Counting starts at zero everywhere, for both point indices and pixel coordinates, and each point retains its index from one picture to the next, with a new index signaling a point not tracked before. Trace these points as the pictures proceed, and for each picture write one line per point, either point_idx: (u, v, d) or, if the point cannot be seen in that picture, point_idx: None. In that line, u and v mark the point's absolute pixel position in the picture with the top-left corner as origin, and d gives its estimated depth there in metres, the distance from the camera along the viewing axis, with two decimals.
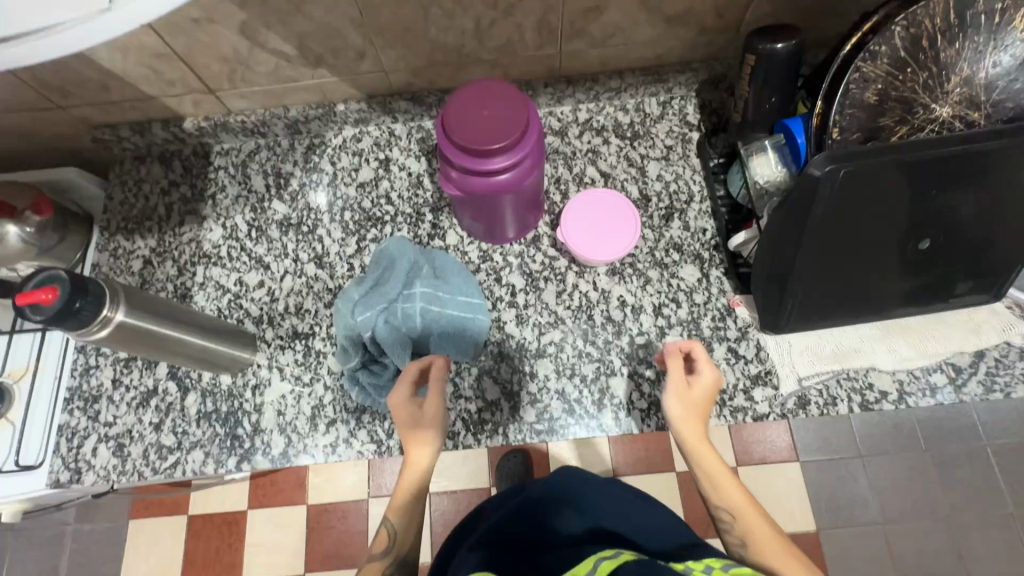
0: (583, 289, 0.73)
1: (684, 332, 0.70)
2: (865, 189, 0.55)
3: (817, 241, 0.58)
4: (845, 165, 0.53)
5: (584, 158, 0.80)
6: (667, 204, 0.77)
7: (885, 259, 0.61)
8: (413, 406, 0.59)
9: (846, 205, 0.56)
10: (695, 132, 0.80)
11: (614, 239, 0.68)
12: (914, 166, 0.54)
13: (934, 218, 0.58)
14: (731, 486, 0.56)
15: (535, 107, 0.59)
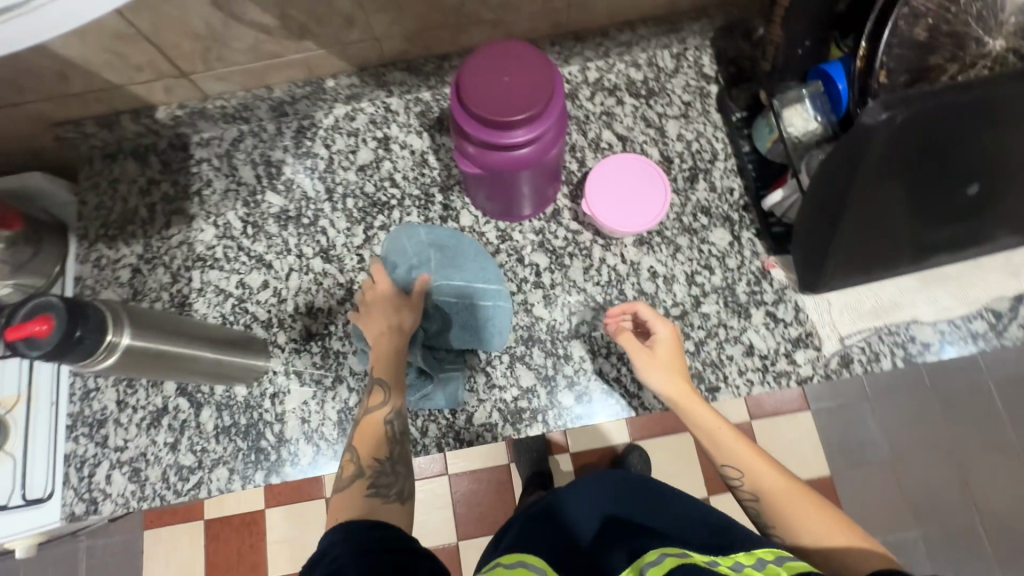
0: (611, 263, 0.69)
1: (720, 299, 0.67)
2: (921, 139, 0.51)
3: (863, 194, 0.55)
4: (907, 111, 0.48)
5: (598, 122, 0.75)
6: (690, 165, 0.72)
7: (931, 207, 0.58)
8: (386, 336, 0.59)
9: (898, 156, 0.52)
10: (713, 85, 0.75)
11: (645, 207, 0.64)
12: (979, 110, 0.49)
13: (987, 161, 0.55)
14: (740, 455, 0.52)
15: (559, 70, 0.53)
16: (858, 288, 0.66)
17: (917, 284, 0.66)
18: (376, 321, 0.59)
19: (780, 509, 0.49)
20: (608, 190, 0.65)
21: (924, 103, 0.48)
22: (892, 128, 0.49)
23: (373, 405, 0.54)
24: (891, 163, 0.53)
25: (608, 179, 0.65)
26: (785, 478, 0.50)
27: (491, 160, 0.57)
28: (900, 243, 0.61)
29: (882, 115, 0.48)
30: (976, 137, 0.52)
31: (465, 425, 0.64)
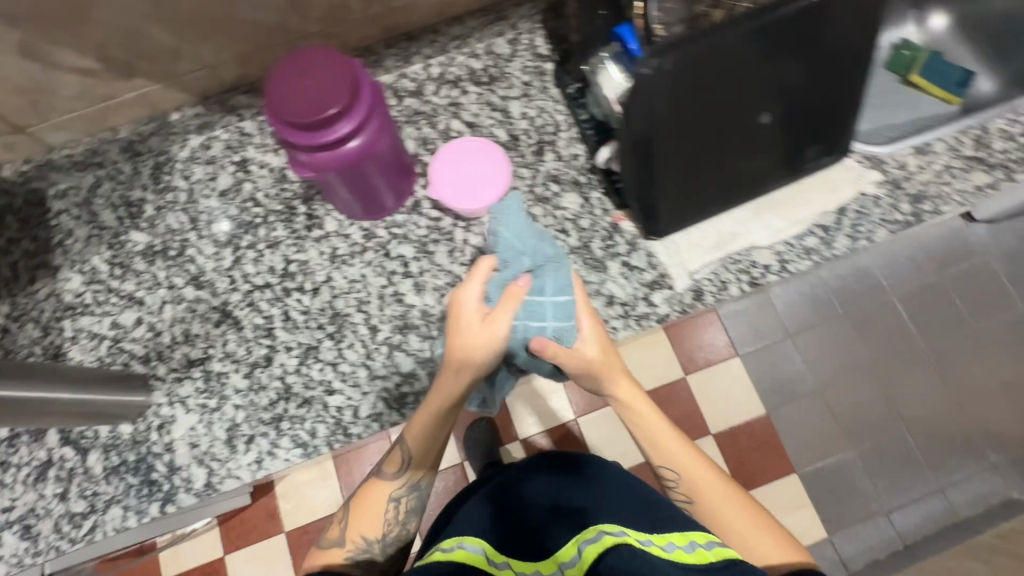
0: (473, 242, 0.72)
1: (579, 258, 0.71)
2: (701, 77, 0.57)
3: (666, 137, 0.60)
4: (672, 57, 0.54)
5: (446, 113, 0.78)
6: (536, 140, 0.76)
7: (736, 138, 0.64)
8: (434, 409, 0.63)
9: (687, 96, 0.58)
10: (548, 63, 0.80)
11: (485, 177, 0.68)
12: (742, 44, 0.56)
13: (772, 89, 0.61)
14: (676, 453, 0.67)
15: (362, 65, 0.57)
16: (699, 226, 0.71)
17: (749, 214, 0.72)
18: (608, 357, 0.63)
19: (711, 510, 0.66)
20: (451, 168, 0.68)
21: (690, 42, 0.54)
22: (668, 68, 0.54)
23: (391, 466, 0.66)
24: (683, 103, 0.58)
25: (448, 163, 0.68)
26: (712, 474, 0.67)
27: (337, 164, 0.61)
28: (721, 178, 0.67)
29: (656, 60, 0.54)
30: (749, 69, 0.58)
31: (352, 420, 0.66)
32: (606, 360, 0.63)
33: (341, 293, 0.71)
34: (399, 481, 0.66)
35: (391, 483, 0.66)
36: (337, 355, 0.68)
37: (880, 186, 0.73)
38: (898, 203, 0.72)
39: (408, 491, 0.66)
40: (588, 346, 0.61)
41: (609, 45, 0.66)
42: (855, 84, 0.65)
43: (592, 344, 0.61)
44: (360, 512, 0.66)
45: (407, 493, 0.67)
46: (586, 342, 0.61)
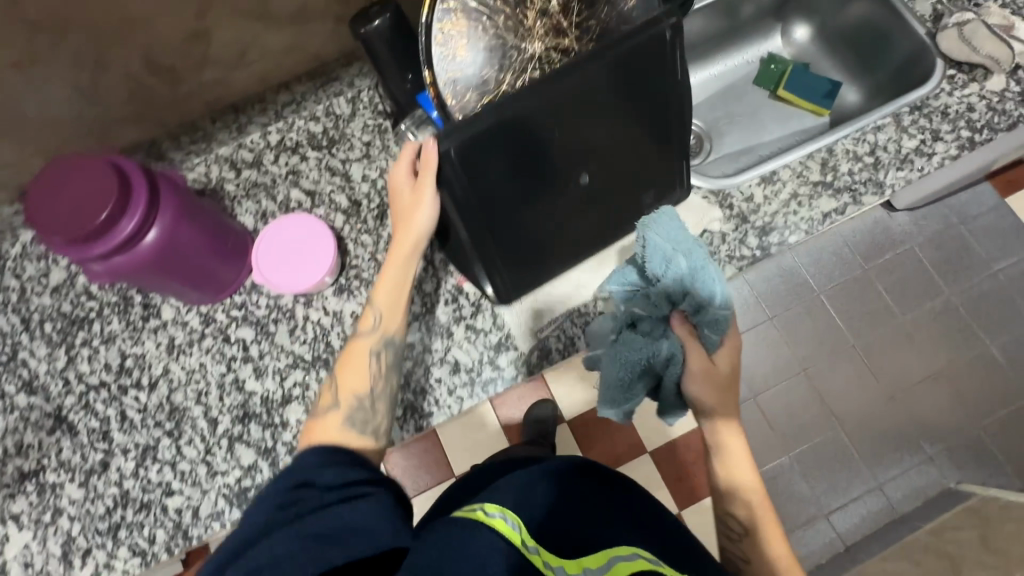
0: (314, 318, 0.70)
1: (422, 326, 0.69)
2: (497, 150, 0.54)
3: (483, 217, 0.58)
4: (450, 141, 0.52)
5: (285, 183, 0.75)
6: (378, 203, 0.74)
7: (557, 204, 0.62)
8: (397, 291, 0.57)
9: (488, 171, 0.55)
10: (389, 120, 0.77)
11: (319, 254, 0.66)
12: (530, 113, 0.54)
13: (579, 152, 0.59)
14: (742, 465, 0.56)
15: (130, 158, 0.55)
16: (546, 285, 0.68)
17: (592, 266, 0.70)
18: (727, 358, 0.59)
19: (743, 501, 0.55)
20: (281, 248, 0.66)
21: (470, 123, 0.52)
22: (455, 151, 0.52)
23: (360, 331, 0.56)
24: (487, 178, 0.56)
25: (275, 236, 0.67)
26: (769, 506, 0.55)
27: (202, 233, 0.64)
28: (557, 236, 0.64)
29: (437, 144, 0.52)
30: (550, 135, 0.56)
31: (192, 521, 0.63)
32: (709, 375, 0.57)
33: (179, 386, 0.68)
34: (378, 332, 0.55)
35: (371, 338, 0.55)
36: (175, 453, 0.66)
37: (725, 221, 0.72)
38: (744, 238, 0.71)
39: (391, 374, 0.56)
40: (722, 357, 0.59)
41: (413, 111, 0.63)
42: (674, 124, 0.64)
43: (725, 356, 0.59)
44: (346, 367, 0.55)
45: (388, 348, 0.56)
46: (725, 357, 0.59)
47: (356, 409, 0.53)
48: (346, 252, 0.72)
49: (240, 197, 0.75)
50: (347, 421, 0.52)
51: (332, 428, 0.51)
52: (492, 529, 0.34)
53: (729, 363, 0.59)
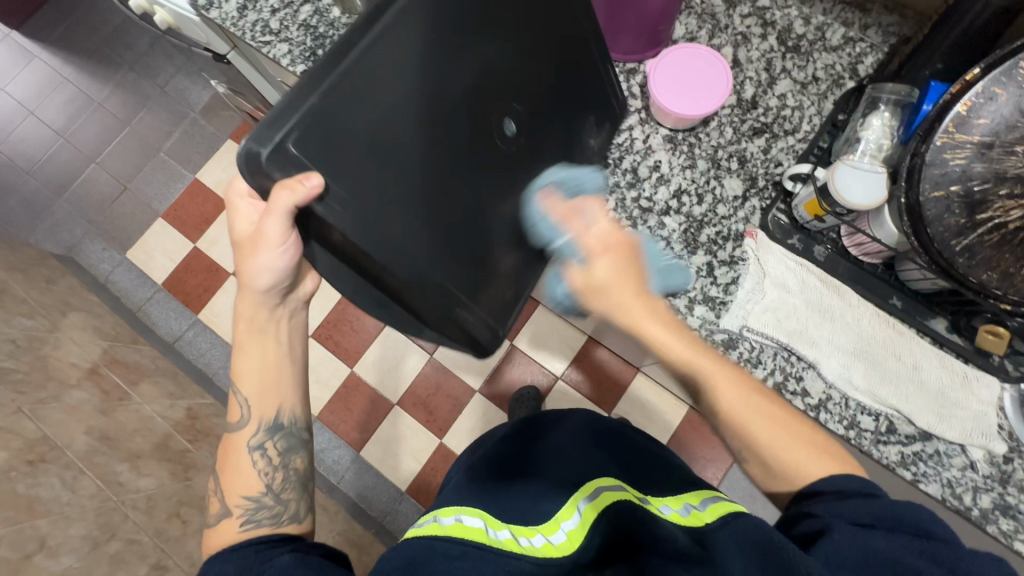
0: (635, 132, 0.73)
1: (684, 225, 0.69)
2: (388, 187, 0.47)
3: (375, 166, 0.46)
4: (288, 134, 0.43)
5: (729, 37, 0.74)
6: (765, 122, 0.71)
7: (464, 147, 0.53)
8: (253, 362, 0.64)
9: (394, 234, 0.48)
10: (852, 83, 0.71)
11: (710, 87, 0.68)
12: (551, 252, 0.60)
13: (460, 117, 0.52)
14: (697, 364, 0.52)
15: None
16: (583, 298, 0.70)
17: (849, 348, 0.64)
18: (612, 247, 0.55)
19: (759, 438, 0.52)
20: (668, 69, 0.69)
21: (320, 145, 0.44)
22: (269, 156, 0.43)
23: (232, 425, 0.64)
24: (381, 239, 0.47)
25: (673, 70, 0.69)
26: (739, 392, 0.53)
27: (603, 3, 0.66)
28: (488, 304, 0.58)
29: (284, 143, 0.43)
30: (983, 227, 0.53)
31: None
32: (593, 288, 0.54)
33: None
34: (246, 422, 0.64)
35: (246, 433, 0.64)
36: None
37: (986, 461, 0.61)
38: (983, 491, 0.61)
39: (264, 436, 0.64)
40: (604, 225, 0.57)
41: (905, 90, 0.61)
42: (521, 76, 0.57)
43: (607, 228, 0.56)
44: (229, 473, 0.63)
45: (269, 438, 0.65)
46: (601, 264, 0.54)
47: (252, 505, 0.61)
48: (704, 124, 0.72)
49: (694, 9, 0.75)
50: (247, 521, 0.60)
51: (229, 530, 0.59)
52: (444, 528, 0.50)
53: (610, 229, 0.56)
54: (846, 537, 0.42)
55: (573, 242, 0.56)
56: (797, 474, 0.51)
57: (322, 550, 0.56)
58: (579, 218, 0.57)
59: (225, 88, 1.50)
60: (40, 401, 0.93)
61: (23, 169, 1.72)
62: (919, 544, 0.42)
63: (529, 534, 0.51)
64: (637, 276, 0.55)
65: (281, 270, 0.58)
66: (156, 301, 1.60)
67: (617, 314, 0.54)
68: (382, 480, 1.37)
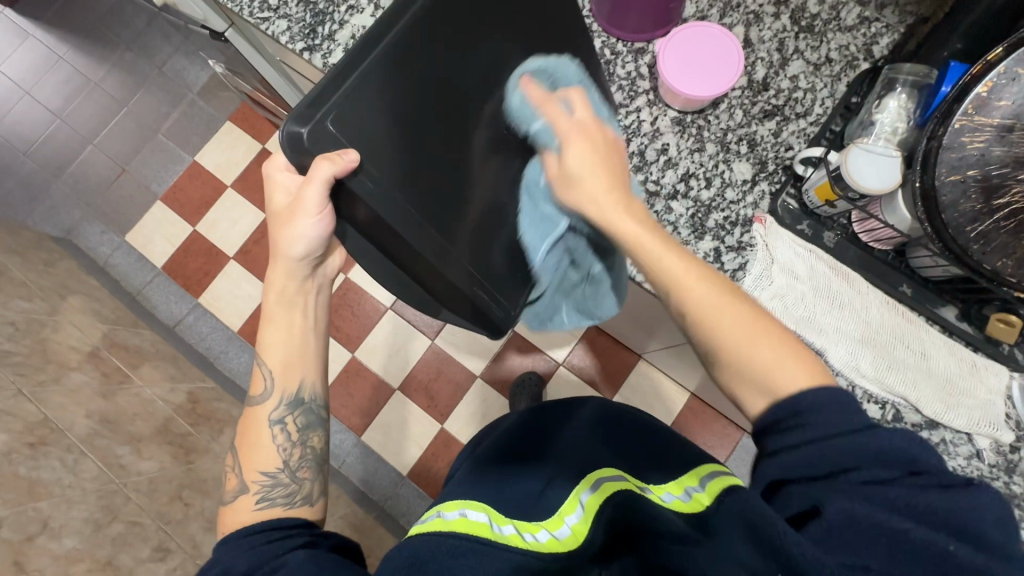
0: (642, 114, 0.71)
1: (692, 210, 0.68)
2: (414, 174, 0.49)
3: (407, 151, 0.48)
4: (324, 114, 0.44)
5: (741, 16, 0.72)
6: (776, 105, 0.69)
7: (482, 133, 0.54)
8: (281, 335, 0.64)
9: (417, 213, 0.49)
10: (866, 64, 0.69)
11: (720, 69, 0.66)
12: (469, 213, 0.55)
13: (477, 102, 0.53)
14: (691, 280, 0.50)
15: None
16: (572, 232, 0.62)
17: (857, 337, 0.63)
18: (586, 135, 0.55)
19: (731, 341, 0.49)
20: (672, 50, 0.67)
21: (356, 125, 0.45)
22: (310, 136, 0.43)
23: (256, 397, 0.65)
24: (406, 217, 0.49)
25: (679, 53, 0.67)
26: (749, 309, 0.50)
27: None
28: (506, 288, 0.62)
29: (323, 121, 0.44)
30: (1002, 213, 0.51)
31: None
32: (565, 182, 0.54)
33: None
34: (269, 396, 0.64)
35: (268, 407, 0.64)
36: None
37: (992, 450, 0.60)
38: (988, 480, 0.60)
39: (285, 410, 0.65)
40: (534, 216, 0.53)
41: (922, 71, 0.60)
42: (542, 66, 0.57)
43: (584, 113, 0.55)
44: (249, 445, 0.64)
45: (290, 413, 0.65)
46: (575, 154, 0.54)
47: (271, 481, 0.61)
48: (714, 106, 0.70)
49: None
50: (262, 499, 0.60)
51: (246, 509, 0.59)
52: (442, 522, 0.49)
53: (587, 118, 0.55)
54: (839, 510, 0.40)
55: (547, 127, 0.55)
56: (774, 378, 0.47)
57: (332, 542, 0.56)
58: (557, 105, 0.55)
59: (223, 68, 1.47)
60: (40, 384, 0.93)
61: (20, 150, 1.70)
62: (897, 490, 0.41)
63: (533, 529, 0.51)
64: (613, 170, 0.54)
65: (315, 239, 0.57)
66: (156, 284, 1.59)
67: (589, 205, 0.53)
68: (384, 465, 1.38)
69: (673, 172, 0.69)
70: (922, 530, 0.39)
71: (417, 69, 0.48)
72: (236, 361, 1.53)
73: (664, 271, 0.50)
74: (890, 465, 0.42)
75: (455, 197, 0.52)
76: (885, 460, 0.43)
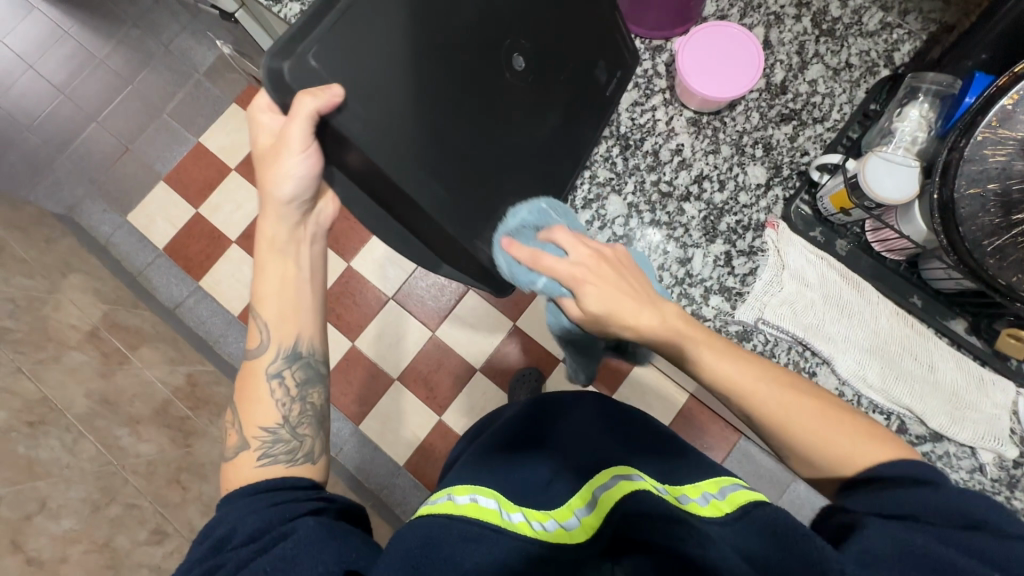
0: (658, 113, 0.70)
1: (704, 212, 0.67)
2: (409, 112, 0.45)
3: (401, 86, 0.45)
4: (309, 46, 0.41)
5: (762, 17, 0.71)
6: (794, 109, 0.69)
7: (481, 69, 0.51)
8: (274, 283, 0.64)
9: (416, 159, 0.47)
10: (886, 72, 0.68)
11: (740, 66, 0.66)
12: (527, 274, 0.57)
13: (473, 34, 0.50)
14: (772, 401, 0.53)
15: None
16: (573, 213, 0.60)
17: (865, 346, 0.63)
18: (592, 271, 0.55)
19: (789, 421, 0.52)
20: (692, 50, 0.66)
21: (338, 59, 0.42)
22: (294, 72, 0.41)
23: (252, 350, 0.64)
24: (405, 165, 0.46)
25: (698, 52, 0.66)
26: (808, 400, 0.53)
27: None
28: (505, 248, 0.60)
29: (304, 53, 0.41)
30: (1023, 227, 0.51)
31: None
32: (590, 318, 0.55)
33: None
34: (267, 346, 0.63)
35: (265, 359, 0.63)
36: None
37: (995, 465, 0.60)
38: (990, 495, 0.60)
39: (284, 362, 0.64)
40: (581, 252, 0.55)
41: (947, 79, 0.58)
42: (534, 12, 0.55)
43: (580, 250, 0.55)
44: (248, 399, 0.63)
45: (288, 365, 0.64)
46: (588, 296, 0.54)
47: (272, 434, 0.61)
48: (731, 108, 0.69)
49: None
50: (264, 456, 0.59)
51: (249, 465, 0.59)
52: (472, 507, 0.50)
53: (589, 251, 0.55)
54: (885, 537, 0.41)
55: (553, 281, 0.55)
56: (847, 457, 0.50)
57: (339, 507, 0.55)
58: (548, 253, 0.54)
59: (231, 50, 1.45)
60: (40, 362, 0.92)
61: (23, 124, 1.68)
62: (969, 538, 0.41)
63: (542, 518, 0.52)
64: (634, 280, 0.56)
65: (303, 178, 0.56)
66: (157, 266, 1.58)
67: (625, 331, 0.55)
68: (381, 454, 1.38)
69: (686, 174, 0.68)
70: (964, 561, 0.39)
71: (407, 9, 0.45)
72: (236, 345, 1.53)
73: (710, 376, 0.54)
74: (961, 520, 0.42)
75: (448, 194, 0.49)
76: (942, 512, 0.43)
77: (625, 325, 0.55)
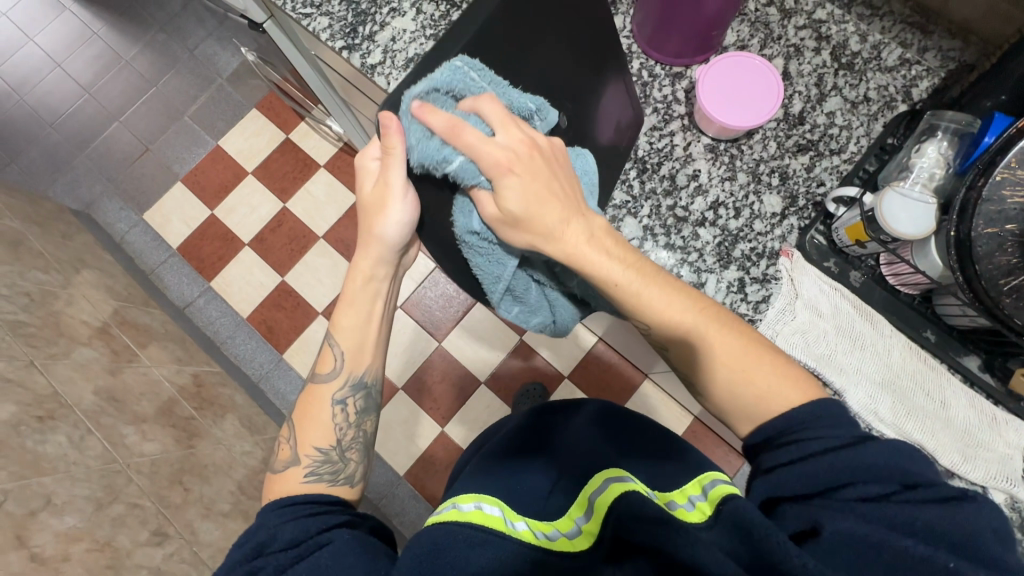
0: (676, 139, 0.71)
1: (718, 238, 0.68)
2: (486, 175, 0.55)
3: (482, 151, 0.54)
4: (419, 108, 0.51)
5: (782, 48, 0.72)
6: (811, 140, 0.69)
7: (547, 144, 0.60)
8: (355, 317, 0.65)
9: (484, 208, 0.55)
10: (903, 107, 0.69)
11: (759, 95, 0.66)
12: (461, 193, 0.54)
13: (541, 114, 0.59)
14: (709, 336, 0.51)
15: None
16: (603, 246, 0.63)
17: (878, 380, 0.62)
18: (522, 163, 0.50)
19: (720, 373, 0.51)
20: (713, 78, 0.67)
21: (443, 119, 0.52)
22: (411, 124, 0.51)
23: (319, 373, 0.64)
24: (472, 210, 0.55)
25: (720, 80, 0.67)
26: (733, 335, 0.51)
27: None
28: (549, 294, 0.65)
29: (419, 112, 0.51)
30: None
31: None
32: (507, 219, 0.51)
33: None
34: (338, 376, 0.64)
35: (332, 386, 0.64)
36: None
37: (1008, 506, 0.60)
38: None
39: (352, 391, 0.65)
40: (510, 135, 0.50)
41: (966, 120, 0.59)
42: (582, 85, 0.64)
43: (510, 136, 0.50)
44: (306, 419, 0.63)
45: (354, 394, 0.65)
46: (508, 186, 0.49)
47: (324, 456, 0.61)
48: (749, 136, 0.70)
49: (748, 16, 0.72)
50: (310, 474, 0.59)
51: (292, 480, 0.58)
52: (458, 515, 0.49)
53: (518, 137, 0.51)
54: (836, 530, 0.40)
55: (470, 163, 0.50)
56: (764, 395, 0.49)
57: (371, 525, 0.55)
58: (468, 129, 0.49)
59: (254, 56, 1.48)
60: (51, 356, 0.93)
61: (47, 121, 1.71)
62: (913, 509, 0.40)
63: (545, 528, 0.51)
64: (565, 182, 0.53)
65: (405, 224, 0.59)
66: (170, 265, 1.60)
67: (544, 239, 0.51)
68: (382, 463, 1.37)
69: (702, 200, 0.69)
70: (913, 545, 0.38)
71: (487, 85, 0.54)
72: (243, 347, 1.54)
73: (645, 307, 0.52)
74: (899, 475, 0.43)
75: (421, 101, 0.50)
76: (878, 474, 0.43)
77: (546, 236, 0.51)
